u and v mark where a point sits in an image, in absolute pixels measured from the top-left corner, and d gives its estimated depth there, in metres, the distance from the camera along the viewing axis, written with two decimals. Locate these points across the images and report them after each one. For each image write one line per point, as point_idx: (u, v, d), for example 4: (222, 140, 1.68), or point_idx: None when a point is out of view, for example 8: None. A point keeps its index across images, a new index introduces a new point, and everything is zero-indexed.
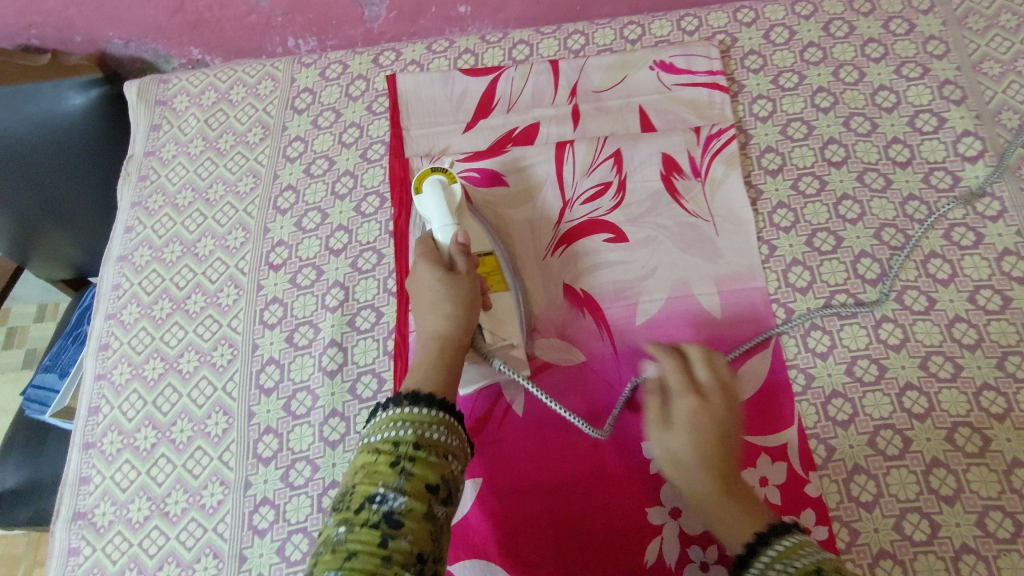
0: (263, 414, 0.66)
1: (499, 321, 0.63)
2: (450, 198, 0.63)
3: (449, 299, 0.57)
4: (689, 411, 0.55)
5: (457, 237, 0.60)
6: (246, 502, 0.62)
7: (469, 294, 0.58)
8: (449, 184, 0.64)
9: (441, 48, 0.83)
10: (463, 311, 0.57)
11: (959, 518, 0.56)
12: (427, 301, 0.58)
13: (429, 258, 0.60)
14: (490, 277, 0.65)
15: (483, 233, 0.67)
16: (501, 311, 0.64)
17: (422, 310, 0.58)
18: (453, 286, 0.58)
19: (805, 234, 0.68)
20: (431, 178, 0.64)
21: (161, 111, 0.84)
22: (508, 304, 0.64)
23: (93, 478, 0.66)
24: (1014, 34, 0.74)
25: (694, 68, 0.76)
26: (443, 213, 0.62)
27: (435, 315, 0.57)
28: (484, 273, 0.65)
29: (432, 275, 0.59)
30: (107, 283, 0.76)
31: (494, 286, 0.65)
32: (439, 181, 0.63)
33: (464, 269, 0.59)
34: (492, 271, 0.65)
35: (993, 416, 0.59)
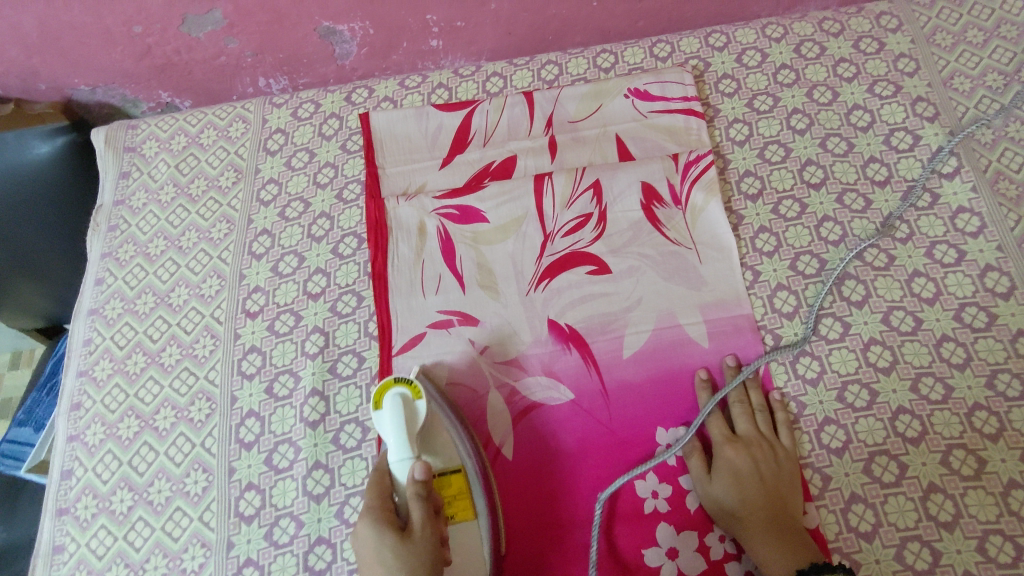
0: (244, 469, 0.64)
1: (462, 570, 0.55)
2: (407, 422, 0.57)
3: (400, 566, 0.51)
4: (730, 459, 0.59)
5: (415, 477, 0.55)
6: (229, 564, 0.60)
7: (424, 559, 0.52)
8: (413, 399, 0.58)
9: (413, 83, 0.82)
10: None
11: (960, 544, 0.55)
12: (377, 570, 0.52)
13: (381, 510, 0.54)
14: (455, 504, 0.57)
15: (454, 449, 0.58)
16: (462, 553, 0.55)
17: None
18: (405, 547, 0.52)
19: (788, 258, 0.67)
20: (392, 392, 0.58)
21: (130, 158, 0.83)
22: (475, 540, 0.56)
23: (67, 547, 0.64)
24: (982, 49, 0.75)
25: (669, 95, 0.76)
26: (400, 443, 0.56)
27: None
28: (448, 499, 0.57)
29: (381, 534, 0.52)
30: (78, 338, 0.74)
31: (460, 515, 0.56)
32: (398, 401, 0.57)
33: (418, 523, 0.53)
34: (459, 495, 0.57)
35: (987, 437, 0.58)
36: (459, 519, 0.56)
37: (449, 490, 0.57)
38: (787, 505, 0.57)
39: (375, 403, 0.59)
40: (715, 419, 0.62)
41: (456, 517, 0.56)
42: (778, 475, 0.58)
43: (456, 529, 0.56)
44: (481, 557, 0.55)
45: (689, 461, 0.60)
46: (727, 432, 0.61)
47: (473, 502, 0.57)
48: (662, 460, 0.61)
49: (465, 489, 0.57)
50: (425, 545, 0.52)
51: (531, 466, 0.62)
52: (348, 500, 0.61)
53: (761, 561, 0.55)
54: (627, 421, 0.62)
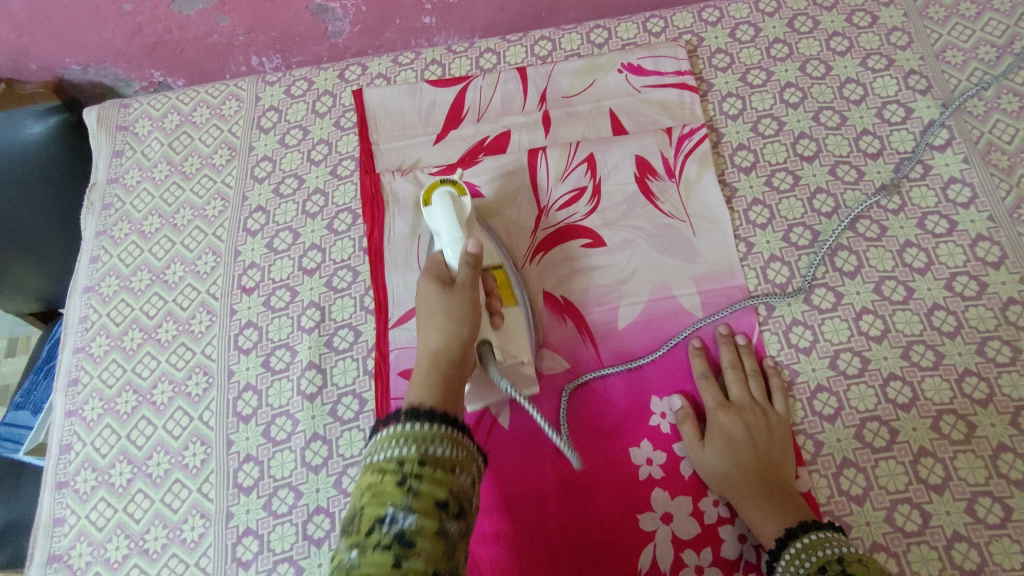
0: (242, 442, 0.64)
1: (507, 334, 0.60)
2: (457, 212, 0.60)
3: (446, 311, 0.55)
4: (724, 424, 0.60)
5: (468, 254, 0.57)
6: (228, 534, 0.61)
7: (470, 307, 0.55)
8: (459, 197, 0.62)
9: (407, 60, 0.82)
10: (464, 326, 0.54)
11: (949, 506, 0.56)
12: (425, 314, 0.56)
13: (432, 273, 0.58)
14: (502, 289, 0.62)
15: (496, 250, 0.64)
16: (511, 329, 0.61)
17: (422, 323, 0.56)
18: (455, 300, 0.55)
19: (781, 230, 0.68)
20: (441, 190, 0.62)
21: (123, 137, 0.82)
22: (518, 320, 0.61)
23: (67, 519, 0.64)
24: (975, 23, 0.75)
25: (662, 69, 0.76)
26: (453, 225, 0.59)
27: (430, 331, 0.55)
28: (494, 283, 0.62)
29: (432, 290, 0.57)
30: (74, 315, 0.73)
31: (505, 300, 0.62)
32: (447, 196, 0.61)
33: (464, 280, 0.56)
34: (502, 283, 0.62)
35: (977, 402, 0.59)
36: (505, 304, 0.61)
37: (494, 279, 0.62)
38: (779, 468, 0.58)
39: (425, 203, 0.63)
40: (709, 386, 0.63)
41: (503, 300, 0.61)
42: (770, 440, 0.59)
43: (504, 311, 0.61)
44: (524, 335, 0.61)
45: (683, 427, 0.61)
46: (720, 399, 0.62)
47: (514, 289, 0.62)
48: (656, 427, 0.62)
49: (506, 280, 0.62)
50: (471, 297, 0.56)
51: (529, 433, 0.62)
52: (347, 470, 0.62)
53: (752, 522, 0.56)
54: (622, 388, 0.63)
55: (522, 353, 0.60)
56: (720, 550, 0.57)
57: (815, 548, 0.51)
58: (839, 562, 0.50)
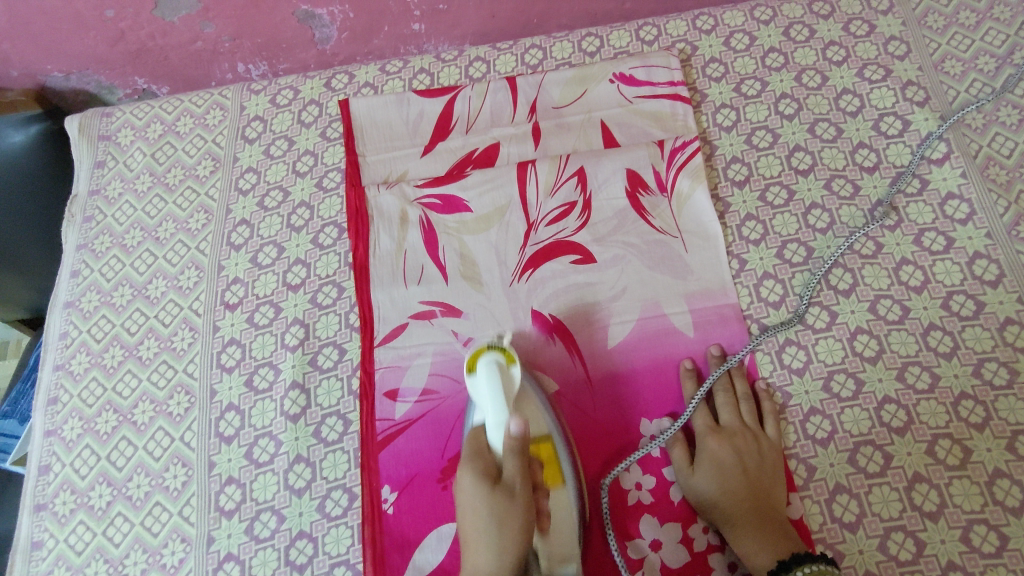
0: (224, 463, 0.63)
1: (556, 537, 0.54)
2: (506, 388, 0.54)
3: (495, 526, 0.49)
4: (715, 450, 0.59)
5: (512, 436, 0.51)
6: (209, 559, 0.60)
7: (519, 515, 0.49)
8: (507, 365, 0.56)
9: (394, 68, 0.80)
10: (516, 535, 0.48)
11: (944, 534, 0.55)
12: (470, 521, 0.50)
13: (476, 462, 0.52)
14: (548, 469, 0.56)
15: (541, 414, 0.57)
16: (559, 519, 0.55)
17: (468, 545, 0.49)
18: (502, 503, 0.49)
19: (775, 246, 0.66)
20: (486, 358, 0.55)
21: (105, 147, 0.81)
22: (566, 507, 0.55)
23: (45, 543, 0.63)
24: (974, 32, 0.73)
25: (655, 79, 0.74)
26: (498, 403, 0.53)
27: (479, 554, 0.48)
28: (540, 467, 0.55)
29: (477, 487, 0.50)
30: (54, 331, 0.72)
31: (550, 481, 0.55)
32: (495, 363, 0.55)
33: (512, 477, 0.51)
34: (550, 462, 0.56)
35: (973, 426, 0.58)
36: (551, 485, 0.55)
37: (540, 459, 0.56)
38: (771, 496, 0.56)
39: (467, 367, 0.57)
40: (699, 409, 0.61)
41: (549, 484, 0.55)
42: (761, 465, 0.58)
43: (549, 495, 0.55)
44: (573, 521, 0.55)
45: (673, 452, 0.59)
46: (711, 423, 0.61)
47: (562, 469, 0.56)
48: (645, 451, 0.61)
49: (553, 456, 0.56)
50: (524, 508, 0.50)
51: None
52: (330, 493, 0.61)
53: (743, 552, 0.55)
54: (612, 412, 0.62)
55: (570, 554, 0.54)
56: None
57: None
58: None
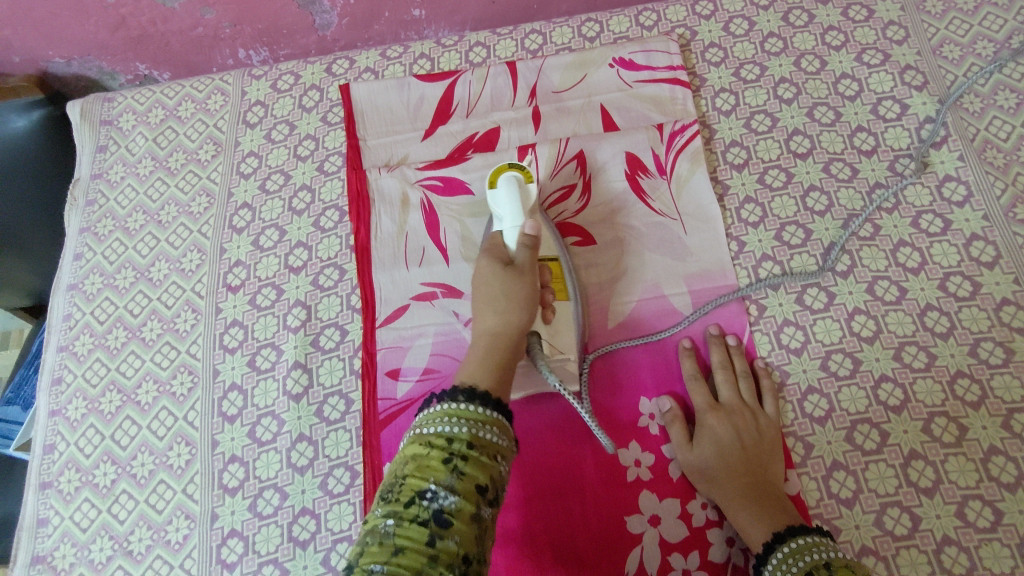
0: (228, 442, 0.64)
1: (558, 330, 0.61)
2: (523, 197, 0.59)
3: (504, 293, 0.55)
4: (713, 426, 0.59)
5: (525, 234, 0.57)
6: (213, 535, 0.60)
7: (527, 287, 0.56)
8: (525, 182, 0.60)
9: (395, 54, 0.81)
10: (522, 309, 0.55)
11: (939, 509, 0.55)
12: (484, 293, 0.56)
13: (492, 253, 0.58)
14: (555, 283, 0.62)
15: (552, 241, 0.64)
16: (562, 321, 0.61)
17: (479, 305, 0.56)
18: (512, 279, 0.56)
19: (773, 228, 0.67)
20: (507, 174, 0.60)
21: (107, 131, 0.81)
22: (569, 314, 0.61)
23: (50, 520, 0.63)
24: (972, 17, 0.74)
25: (654, 64, 0.74)
26: (514, 209, 0.58)
27: (489, 316, 0.55)
28: (548, 277, 0.61)
29: (493, 268, 0.57)
30: (57, 313, 0.73)
31: (558, 293, 0.61)
32: (514, 180, 0.59)
33: (523, 264, 0.57)
34: (558, 277, 0.62)
35: (969, 404, 0.58)
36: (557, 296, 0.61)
37: (550, 272, 0.62)
38: (769, 472, 0.57)
39: (489, 183, 0.61)
40: (698, 387, 0.62)
41: (557, 293, 0.61)
42: (759, 442, 0.58)
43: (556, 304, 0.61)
44: (574, 328, 0.61)
45: (671, 428, 0.60)
46: (709, 400, 0.61)
47: (567, 285, 0.62)
48: (644, 429, 0.61)
49: (560, 271, 0.62)
50: (531, 284, 0.56)
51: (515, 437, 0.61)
52: (332, 471, 0.61)
53: (740, 526, 0.55)
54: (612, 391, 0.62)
55: (568, 349, 0.61)
56: (707, 553, 0.57)
57: (801, 553, 0.51)
58: (828, 567, 0.49)
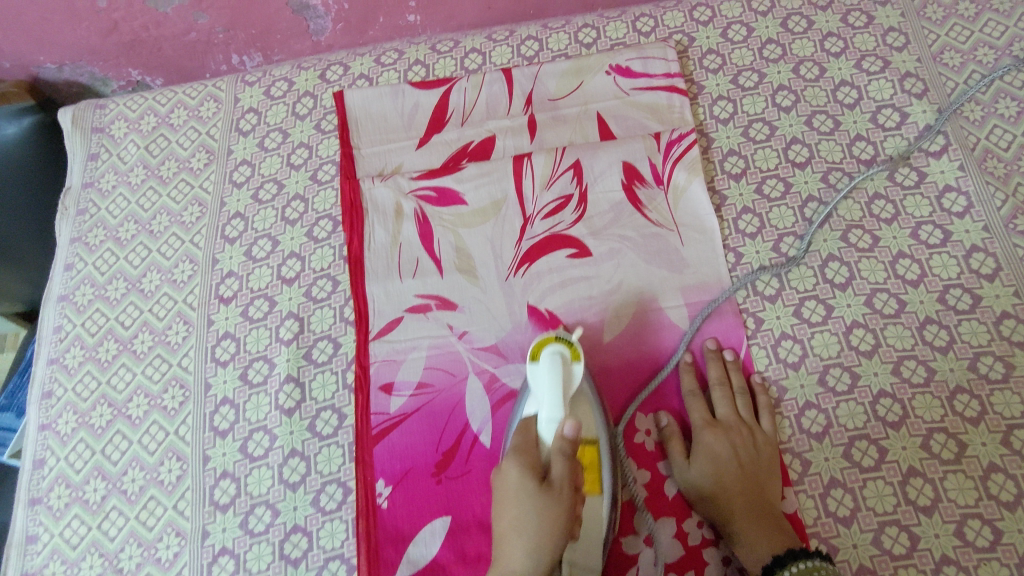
0: (219, 457, 0.63)
1: (582, 547, 0.54)
2: (564, 381, 0.54)
3: (536, 513, 0.50)
4: (711, 444, 0.59)
5: (564, 435, 0.52)
6: (204, 553, 0.60)
7: (563, 516, 0.50)
8: (570, 361, 0.55)
9: (389, 60, 0.80)
10: (556, 543, 0.50)
11: (938, 528, 0.55)
12: (511, 519, 0.51)
13: (526, 460, 0.52)
14: (587, 475, 0.55)
15: (594, 420, 0.57)
16: (588, 529, 0.54)
17: (506, 532, 0.51)
18: (548, 501, 0.50)
19: (771, 240, 0.66)
20: (551, 349, 0.55)
21: (98, 139, 0.80)
22: (598, 516, 0.55)
23: (41, 536, 0.63)
24: (974, 23, 0.73)
25: (651, 71, 0.73)
26: (555, 401, 0.53)
27: (513, 546, 0.50)
28: (583, 470, 0.55)
29: (525, 483, 0.51)
30: (48, 325, 0.72)
31: (589, 488, 0.55)
32: (558, 359, 0.55)
33: (560, 481, 0.51)
34: (591, 468, 0.55)
35: (968, 421, 0.58)
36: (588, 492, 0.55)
37: (584, 463, 0.55)
38: (766, 490, 0.56)
39: (529, 355, 0.57)
40: (695, 402, 0.61)
41: (588, 491, 0.55)
42: (756, 460, 0.58)
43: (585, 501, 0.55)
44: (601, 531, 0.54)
45: (668, 446, 0.59)
46: (707, 416, 0.60)
47: (602, 479, 0.55)
48: (641, 446, 0.61)
49: (596, 463, 0.55)
50: (567, 510, 0.50)
51: None
52: (324, 487, 0.60)
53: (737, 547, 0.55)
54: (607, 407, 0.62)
55: (592, 568, 0.54)
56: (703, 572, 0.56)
57: None
58: None
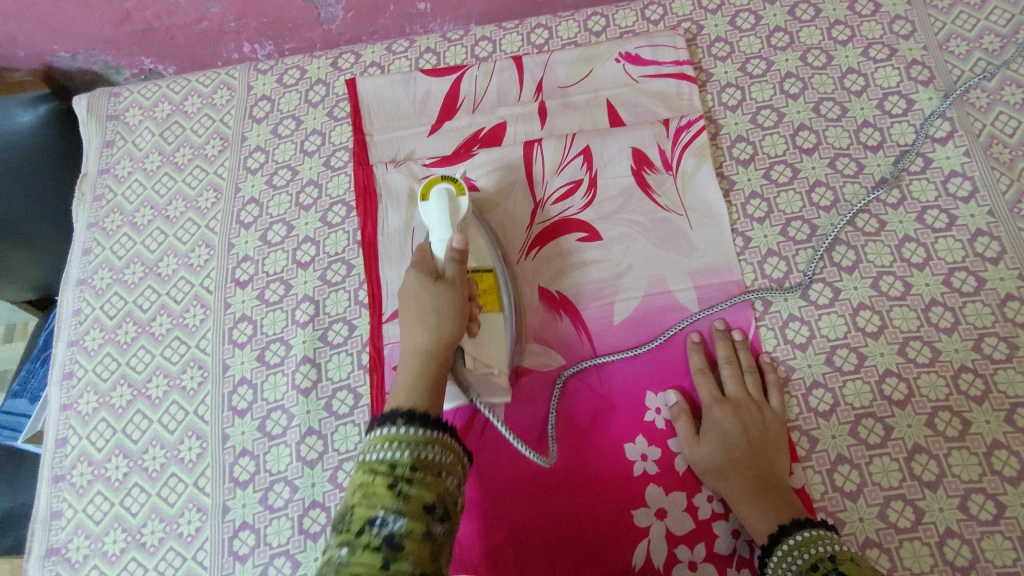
0: (238, 436, 0.64)
1: (485, 345, 0.59)
2: (451, 211, 0.60)
3: (434, 308, 0.54)
4: (719, 420, 0.60)
5: (454, 248, 0.57)
6: (225, 528, 0.61)
7: (455, 303, 0.55)
8: (457, 196, 0.61)
9: (401, 48, 0.81)
10: (451, 327, 0.54)
11: (942, 502, 0.56)
12: (413, 309, 0.55)
13: (421, 265, 0.57)
14: (486, 295, 0.60)
15: (487, 248, 0.63)
16: (490, 335, 0.59)
17: (405, 323, 0.55)
18: (441, 293, 0.55)
19: (778, 224, 0.67)
20: (438, 187, 0.61)
21: (113, 126, 0.81)
22: (500, 327, 0.60)
23: (64, 512, 0.64)
24: (979, 11, 0.74)
25: (660, 59, 0.74)
26: (444, 226, 0.59)
27: (414, 331, 0.54)
28: (480, 290, 0.60)
29: (422, 285, 0.56)
30: (67, 308, 0.73)
31: (488, 305, 0.60)
32: (445, 193, 0.60)
33: (452, 277, 0.56)
34: (489, 289, 0.61)
35: (972, 399, 0.59)
36: (488, 309, 0.60)
37: (481, 282, 0.60)
38: (774, 466, 0.58)
39: (422, 199, 0.63)
40: (705, 380, 0.62)
41: (486, 306, 0.60)
42: (764, 436, 0.59)
43: (485, 316, 0.60)
44: (502, 342, 0.60)
45: (678, 422, 0.61)
46: (716, 395, 0.62)
47: (501, 298, 0.61)
48: (652, 423, 0.62)
49: (495, 286, 0.61)
50: (459, 295, 0.55)
51: (521, 430, 0.62)
52: (341, 465, 0.62)
53: (744, 517, 0.56)
54: (617, 384, 0.63)
55: (494, 362, 0.59)
56: (712, 546, 0.57)
57: (805, 547, 0.52)
58: (832, 560, 0.50)
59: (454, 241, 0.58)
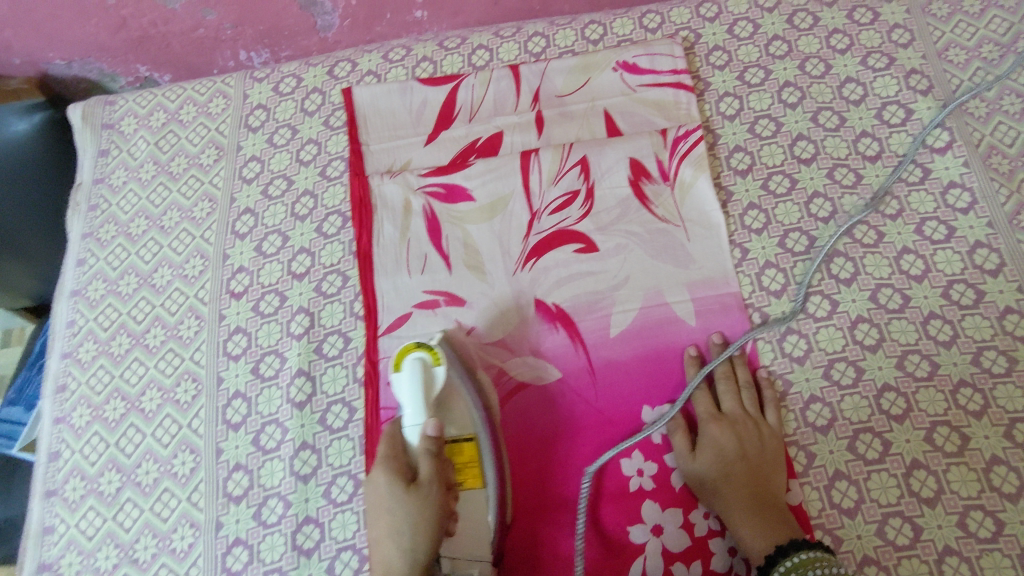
0: (232, 450, 0.64)
1: (464, 539, 0.56)
2: (425, 383, 0.57)
3: (408, 525, 0.53)
4: (716, 436, 0.59)
5: (427, 435, 0.55)
6: (218, 544, 0.61)
7: (432, 512, 0.53)
8: (433, 365, 0.58)
9: (397, 56, 0.80)
10: (424, 541, 0.53)
11: (941, 519, 0.56)
12: (386, 520, 0.54)
13: (391, 469, 0.55)
14: (465, 471, 0.57)
15: (469, 414, 0.59)
16: (469, 521, 0.56)
17: (379, 541, 0.54)
18: (415, 501, 0.53)
19: (777, 235, 0.67)
20: (413, 355, 0.58)
21: (108, 135, 0.81)
22: (481, 509, 0.57)
23: (57, 527, 0.64)
24: (979, 20, 0.73)
25: (658, 68, 0.74)
26: (416, 405, 0.56)
27: (387, 546, 0.53)
28: (459, 468, 0.57)
29: (394, 488, 0.54)
30: (61, 319, 0.73)
31: (469, 484, 0.57)
32: (419, 362, 0.58)
33: (427, 475, 0.54)
34: (469, 464, 0.57)
35: (971, 414, 0.58)
36: (468, 488, 0.57)
37: (458, 462, 0.57)
38: (771, 482, 0.57)
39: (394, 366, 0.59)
40: (702, 395, 0.62)
41: (465, 484, 0.57)
42: (761, 451, 0.58)
43: (465, 498, 0.57)
44: (485, 523, 0.57)
45: (674, 438, 0.60)
46: (713, 410, 0.61)
47: (483, 472, 0.57)
48: (648, 439, 0.61)
49: (475, 458, 0.57)
50: (435, 499, 0.53)
51: (517, 446, 0.62)
52: (335, 480, 0.61)
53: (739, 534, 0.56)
54: (614, 400, 0.62)
55: (473, 545, 0.56)
56: (709, 564, 0.57)
57: (803, 568, 0.52)
58: None
59: (427, 426, 0.55)
